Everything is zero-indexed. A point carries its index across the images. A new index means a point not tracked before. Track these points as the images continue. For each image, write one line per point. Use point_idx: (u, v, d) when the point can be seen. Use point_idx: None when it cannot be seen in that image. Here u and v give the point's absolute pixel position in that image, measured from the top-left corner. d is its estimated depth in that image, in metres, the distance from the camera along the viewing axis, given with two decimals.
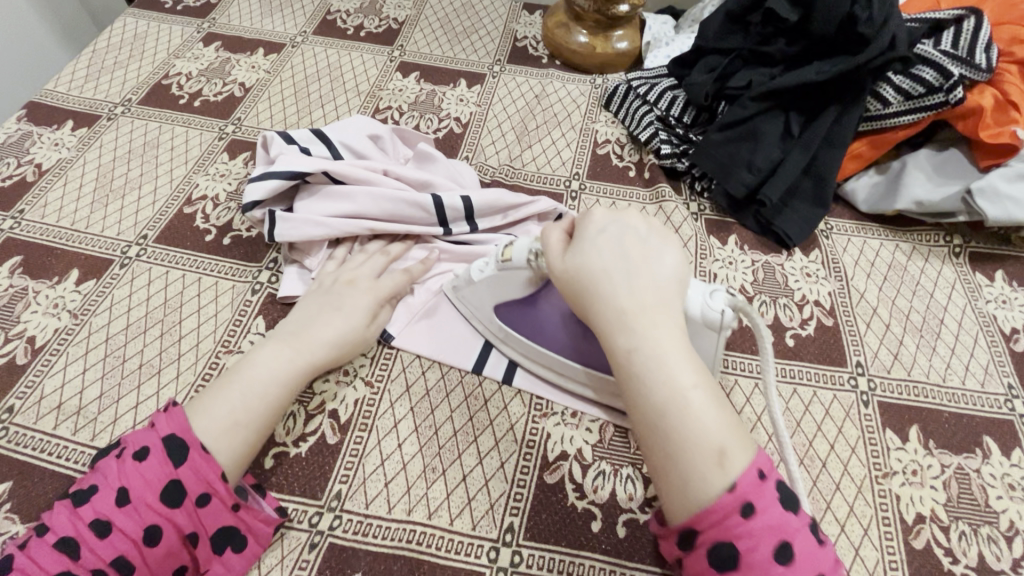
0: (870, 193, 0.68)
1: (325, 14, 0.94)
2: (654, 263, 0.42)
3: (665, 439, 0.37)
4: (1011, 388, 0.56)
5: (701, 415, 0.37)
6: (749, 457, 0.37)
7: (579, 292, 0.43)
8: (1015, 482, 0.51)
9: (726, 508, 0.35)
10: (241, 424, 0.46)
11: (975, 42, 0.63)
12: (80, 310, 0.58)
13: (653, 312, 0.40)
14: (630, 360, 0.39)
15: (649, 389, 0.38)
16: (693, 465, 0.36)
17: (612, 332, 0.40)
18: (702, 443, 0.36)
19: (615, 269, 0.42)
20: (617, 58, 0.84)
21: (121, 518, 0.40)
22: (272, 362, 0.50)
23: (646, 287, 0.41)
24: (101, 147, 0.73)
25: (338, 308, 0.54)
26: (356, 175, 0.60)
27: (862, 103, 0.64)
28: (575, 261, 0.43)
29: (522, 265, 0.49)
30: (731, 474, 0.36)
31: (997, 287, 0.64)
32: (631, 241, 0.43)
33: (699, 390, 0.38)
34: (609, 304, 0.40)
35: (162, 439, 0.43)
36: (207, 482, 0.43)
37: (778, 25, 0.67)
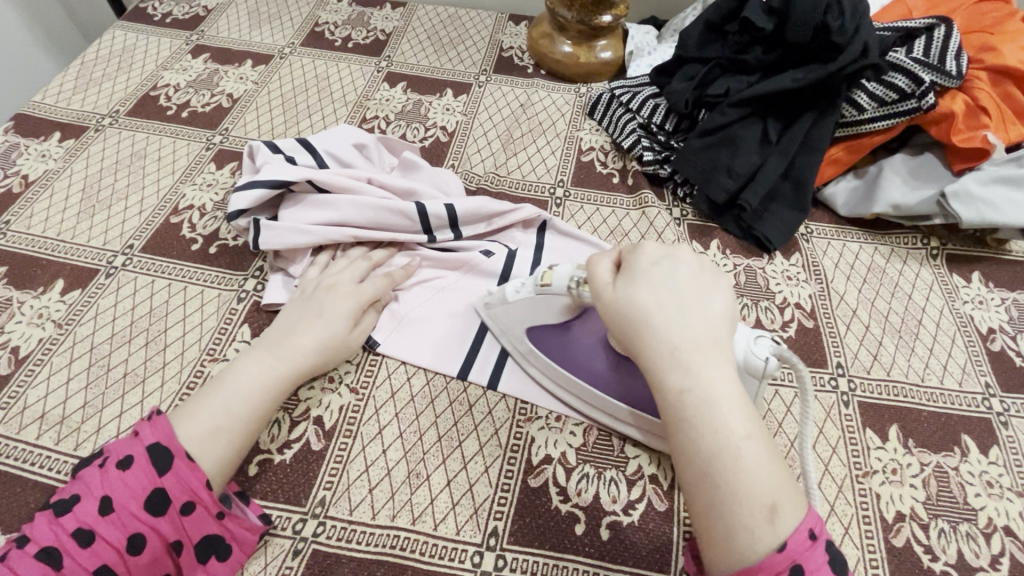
0: (849, 197, 0.69)
1: (313, 26, 0.95)
2: (706, 302, 0.41)
3: (715, 487, 0.35)
4: (988, 386, 0.57)
5: (753, 468, 0.35)
6: (801, 515, 0.34)
7: (627, 325, 0.41)
8: (993, 480, 0.51)
9: (776, 567, 0.33)
10: (226, 431, 0.46)
11: (946, 49, 0.65)
12: (65, 320, 0.58)
13: (707, 354, 0.38)
14: (681, 401, 0.37)
15: (701, 434, 0.36)
16: (743, 519, 0.34)
17: (662, 370, 0.38)
18: (754, 497, 0.34)
19: (668, 304, 0.40)
20: (601, 67, 0.86)
21: (104, 528, 0.40)
22: (256, 371, 0.50)
23: (699, 326, 0.39)
24: (88, 157, 0.73)
25: (317, 316, 0.54)
26: (341, 183, 0.61)
27: (837, 110, 0.66)
28: (627, 294, 0.42)
29: (561, 291, 0.50)
30: (782, 531, 0.34)
31: (974, 288, 0.65)
32: (685, 278, 0.42)
33: (752, 440, 0.36)
34: (661, 340, 0.39)
35: (147, 448, 0.43)
36: (192, 491, 0.43)
37: (754, 34, 0.69)
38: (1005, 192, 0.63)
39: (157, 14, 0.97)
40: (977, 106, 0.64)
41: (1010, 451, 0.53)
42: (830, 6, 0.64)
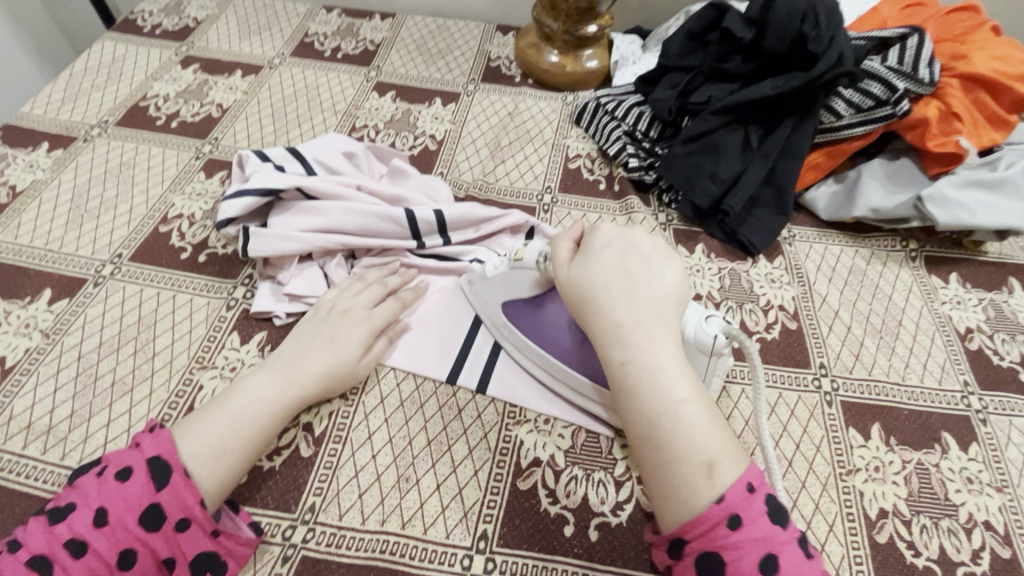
0: (829, 201, 0.71)
1: (303, 37, 0.96)
2: (653, 278, 0.43)
3: (658, 449, 0.38)
4: (967, 384, 0.59)
5: (691, 428, 0.38)
6: (739, 470, 0.37)
7: (580, 305, 0.44)
8: (973, 476, 0.53)
9: (714, 518, 0.35)
10: (228, 449, 0.46)
11: (919, 57, 0.67)
12: (52, 330, 0.58)
13: (649, 325, 0.41)
14: (624, 372, 0.40)
15: (643, 401, 0.39)
16: (681, 474, 0.37)
17: (608, 344, 0.41)
18: (690, 454, 0.37)
19: (615, 283, 0.43)
20: (588, 76, 0.87)
21: (97, 540, 0.39)
22: (265, 391, 0.50)
23: (642, 301, 0.42)
24: (76, 168, 0.73)
25: (331, 340, 0.54)
26: (330, 190, 0.62)
27: (815, 116, 0.67)
28: (578, 275, 0.45)
29: (531, 265, 0.53)
30: (720, 485, 0.36)
31: (952, 289, 0.66)
32: (632, 256, 0.45)
33: (692, 403, 0.38)
34: (606, 315, 0.42)
35: (147, 460, 0.43)
36: (188, 508, 0.43)
37: (734, 43, 0.71)
38: (979, 195, 0.65)
39: (147, 25, 0.97)
40: (950, 112, 0.66)
41: (988, 448, 0.54)
42: (806, 16, 0.66)
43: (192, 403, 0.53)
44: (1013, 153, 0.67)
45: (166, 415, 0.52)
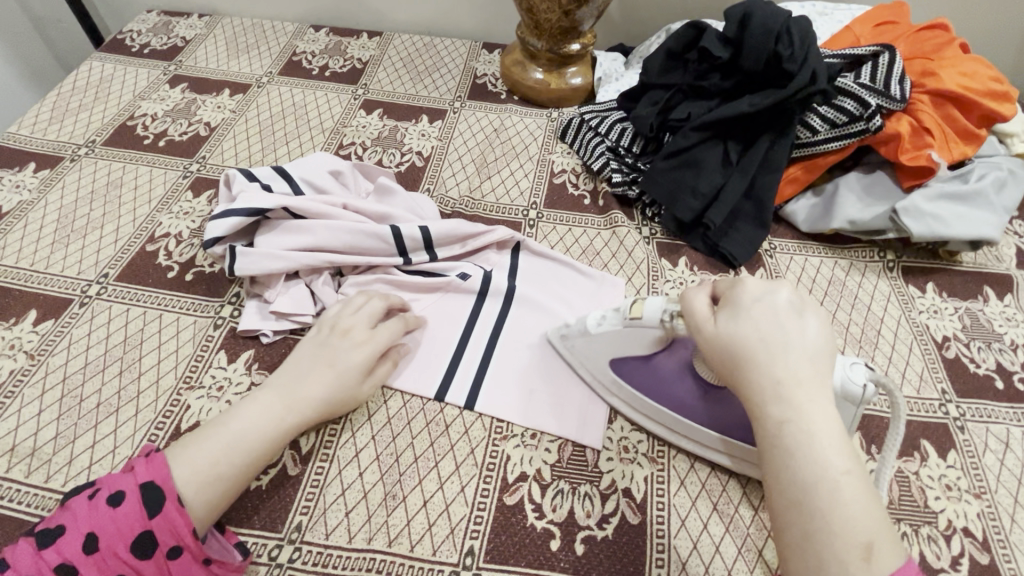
0: (808, 214, 0.73)
1: (291, 55, 0.97)
2: (808, 338, 0.42)
3: (808, 516, 0.36)
4: (944, 392, 0.60)
5: (850, 505, 0.36)
6: (898, 558, 0.35)
7: (730, 356, 0.43)
8: (952, 483, 0.54)
9: None
10: (224, 477, 0.46)
11: (891, 73, 0.69)
12: (37, 351, 0.58)
13: (810, 392, 0.40)
14: (781, 432, 0.39)
15: (802, 467, 0.37)
16: (836, 551, 0.35)
17: (765, 403, 0.40)
18: (848, 532, 0.35)
19: (773, 339, 0.42)
20: (571, 93, 0.89)
21: (85, 567, 0.40)
22: (264, 418, 0.49)
23: (801, 362, 0.41)
24: (63, 188, 0.73)
25: (330, 365, 0.53)
26: (316, 209, 0.63)
27: (792, 132, 0.69)
28: (729, 329, 0.44)
29: (653, 325, 0.51)
30: (878, 570, 0.34)
31: (928, 298, 0.68)
32: (785, 314, 0.43)
33: (852, 477, 0.37)
34: (764, 375, 0.41)
35: (139, 486, 0.43)
36: (178, 538, 0.43)
37: (712, 62, 0.73)
38: (951, 207, 0.67)
39: (135, 45, 0.98)
40: (920, 126, 0.68)
41: (966, 455, 0.56)
42: (781, 35, 0.68)
43: (179, 423, 0.53)
44: (983, 166, 0.70)
45: (152, 435, 0.52)
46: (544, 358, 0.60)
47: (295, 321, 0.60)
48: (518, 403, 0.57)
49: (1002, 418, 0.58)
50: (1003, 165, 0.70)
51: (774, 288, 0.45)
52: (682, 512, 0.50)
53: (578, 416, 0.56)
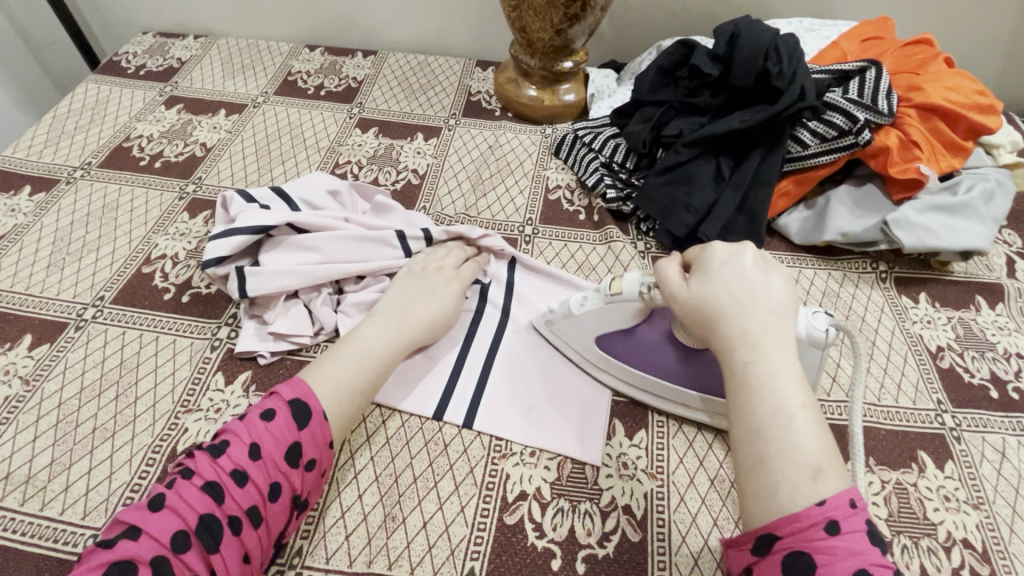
0: (801, 226, 0.74)
1: (287, 75, 0.98)
2: (773, 293, 0.45)
3: (761, 444, 0.39)
4: (940, 403, 0.60)
5: (804, 434, 0.38)
6: (845, 484, 0.37)
7: (701, 314, 0.46)
8: (950, 494, 0.54)
9: (812, 518, 0.36)
10: (359, 386, 0.52)
11: (877, 89, 0.70)
12: (32, 376, 0.58)
13: (772, 338, 0.43)
14: (745, 371, 0.42)
15: (760, 397, 0.40)
16: (787, 476, 0.37)
17: (732, 347, 0.43)
18: (801, 458, 0.38)
19: (741, 296, 0.44)
20: (565, 109, 0.90)
21: (254, 471, 0.44)
22: (382, 336, 0.56)
23: (766, 314, 0.44)
24: (58, 211, 0.73)
25: (431, 292, 0.60)
26: (320, 224, 0.64)
27: (782, 147, 0.70)
28: (701, 288, 0.46)
29: (633, 297, 0.53)
30: (823, 491, 0.37)
31: (922, 308, 0.69)
32: (753, 274, 0.46)
33: (807, 410, 0.40)
34: (730, 325, 0.44)
35: (288, 403, 0.48)
36: (320, 450, 0.48)
37: (702, 79, 0.74)
38: (941, 218, 0.68)
39: (130, 67, 0.99)
40: (909, 139, 0.70)
41: (963, 465, 0.56)
42: (769, 52, 0.69)
43: (175, 448, 0.53)
44: (971, 177, 0.71)
45: (148, 461, 0.52)
46: (541, 376, 0.60)
47: (293, 342, 0.60)
48: (516, 420, 0.57)
49: (997, 427, 0.58)
50: (991, 176, 0.71)
51: (743, 251, 0.47)
52: (683, 528, 0.50)
53: (576, 432, 0.56)
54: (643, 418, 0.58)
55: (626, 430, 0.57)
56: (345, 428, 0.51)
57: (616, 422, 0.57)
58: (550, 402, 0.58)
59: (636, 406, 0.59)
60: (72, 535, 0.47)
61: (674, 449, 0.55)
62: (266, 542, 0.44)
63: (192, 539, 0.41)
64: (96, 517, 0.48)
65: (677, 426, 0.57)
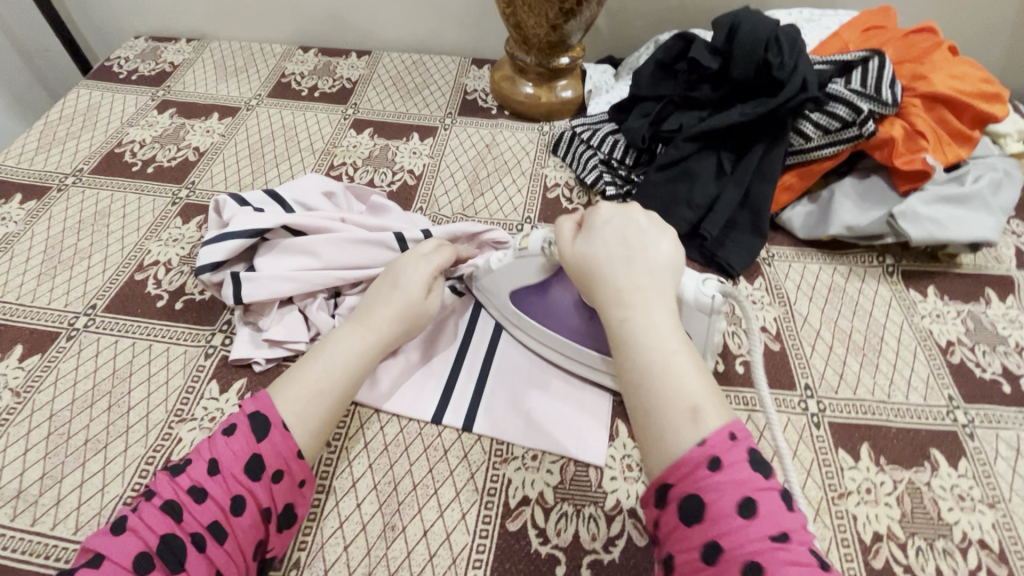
0: (805, 220, 0.72)
1: (280, 77, 0.97)
2: (649, 250, 0.47)
3: (645, 395, 0.41)
4: (952, 399, 0.59)
5: (680, 379, 0.41)
6: (723, 420, 0.39)
7: (584, 277, 0.48)
8: (964, 493, 0.52)
9: (695, 460, 0.38)
10: (325, 392, 0.50)
11: (881, 78, 0.68)
12: (23, 388, 0.56)
13: (648, 293, 0.45)
14: (623, 328, 0.44)
15: (638, 352, 0.42)
16: (668, 421, 0.40)
17: (610, 307, 0.45)
18: (678, 402, 0.40)
19: (616, 255, 0.47)
20: (562, 106, 0.88)
21: (213, 487, 0.43)
22: (349, 342, 0.54)
23: (640, 269, 0.46)
24: (49, 219, 0.72)
25: (395, 286, 0.57)
26: (316, 226, 0.63)
27: (785, 139, 0.69)
28: (583, 251, 0.48)
29: (536, 253, 0.55)
30: (702, 430, 0.39)
31: (931, 302, 0.67)
32: (630, 234, 0.48)
33: (681, 356, 0.42)
34: (608, 286, 0.46)
35: (247, 416, 0.47)
36: (284, 460, 0.46)
37: (702, 72, 0.73)
38: (948, 210, 0.66)
39: (122, 72, 0.98)
40: (914, 130, 0.68)
41: (978, 463, 0.54)
42: (770, 43, 0.68)
43: (169, 459, 0.52)
44: (978, 168, 0.69)
45: (142, 473, 0.51)
46: (542, 376, 0.59)
47: (288, 349, 0.59)
48: (515, 421, 0.55)
49: (1012, 423, 0.57)
50: (998, 166, 0.69)
51: (626, 213, 0.50)
52: None
53: (580, 434, 0.54)
54: None
55: (630, 431, 0.55)
56: (316, 438, 0.49)
57: (620, 423, 0.56)
58: (553, 402, 0.56)
59: None
60: (64, 551, 0.46)
61: None
62: (240, 559, 0.43)
63: (154, 560, 0.40)
64: (88, 532, 0.47)
65: None
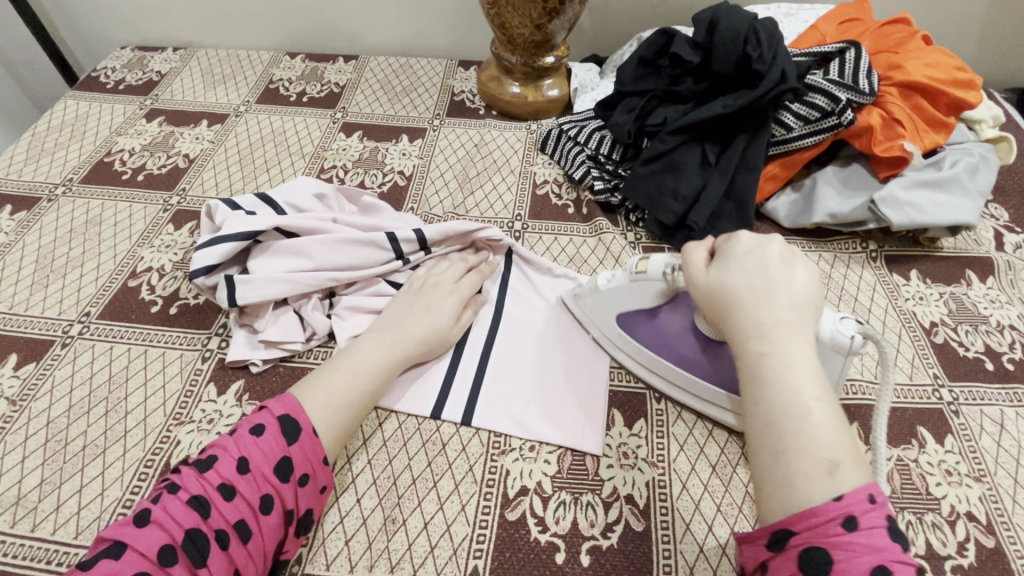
0: (790, 210, 0.74)
1: (268, 83, 0.97)
2: (793, 283, 0.44)
3: (778, 437, 0.38)
4: (937, 377, 0.60)
5: (819, 427, 0.38)
6: (863, 478, 0.36)
7: (718, 303, 0.45)
8: (952, 468, 0.53)
9: (827, 514, 0.35)
10: (349, 402, 0.51)
11: (858, 69, 0.70)
12: (19, 397, 0.56)
13: (791, 333, 0.42)
14: (760, 362, 0.41)
15: (774, 390, 0.39)
16: (802, 468, 0.37)
17: (746, 338, 0.42)
18: (818, 451, 0.37)
19: (760, 285, 0.44)
20: (549, 105, 0.89)
21: (243, 485, 0.44)
22: (375, 352, 0.55)
23: (783, 305, 0.43)
24: (40, 229, 0.72)
25: (427, 309, 0.59)
26: (309, 227, 0.63)
27: (767, 130, 0.70)
28: (719, 278, 0.46)
29: (656, 278, 0.54)
30: (841, 485, 0.36)
31: (913, 285, 0.69)
32: (777, 265, 0.45)
33: (823, 405, 0.39)
34: (746, 316, 0.43)
35: (278, 418, 0.48)
36: (312, 464, 0.47)
37: (684, 66, 0.75)
38: (929, 195, 0.68)
39: (110, 81, 0.98)
40: (891, 117, 0.70)
41: (963, 439, 0.56)
42: (749, 37, 0.70)
43: (168, 462, 0.52)
44: (955, 153, 0.71)
45: (141, 476, 0.51)
46: (541, 370, 0.59)
47: (285, 349, 0.59)
48: (515, 413, 0.56)
49: (994, 399, 0.58)
50: (976, 151, 0.71)
51: (768, 243, 0.46)
52: (686, 515, 0.49)
53: (578, 424, 0.55)
54: (642, 406, 0.57)
55: (626, 419, 0.56)
56: (338, 446, 0.50)
57: (616, 412, 0.57)
58: (555, 397, 0.57)
59: (634, 394, 0.58)
60: (64, 556, 0.46)
61: (674, 436, 0.55)
62: (259, 559, 0.43)
63: (178, 554, 0.40)
64: (89, 536, 0.47)
65: (677, 412, 0.57)
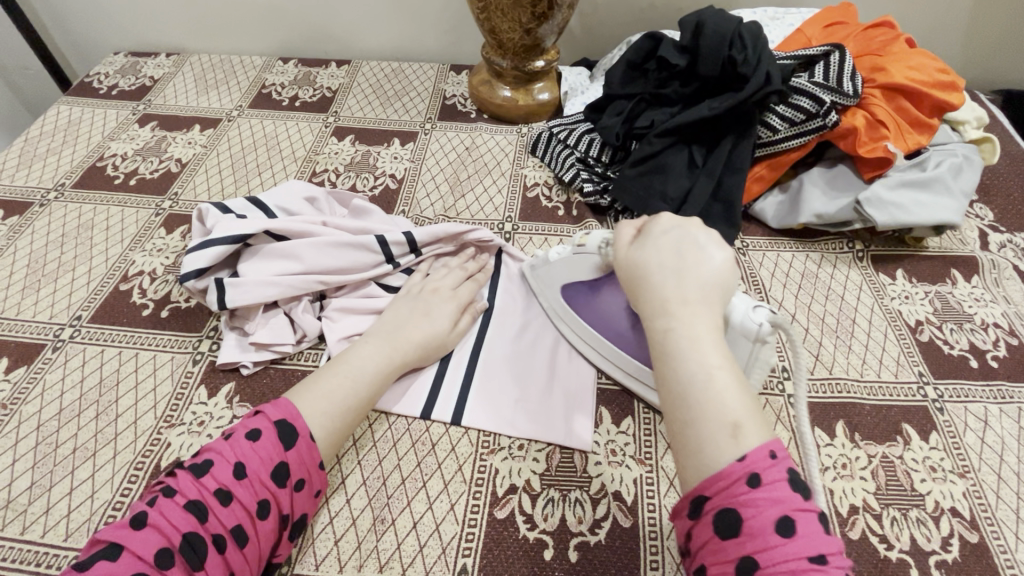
0: (777, 211, 0.75)
1: (260, 88, 0.98)
2: (700, 259, 0.44)
3: (685, 407, 0.38)
4: (922, 374, 0.61)
5: (724, 393, 0.38)
6: (765, 437, 0.37)
7: (633, 285, 0.46)
8: (936, 464, 0.54)
9: (733, 475, 0.35)
10: (347, 406, 0.51)
11: (842, 72, 0.71)
12: (9, 401, 0.57)
13: (696, 307, 0.42)
14: (666, 339, 0.41)
15: (680, 363, 0.39)
16: (708, 433, 0.37)
17: (654, 315, 0.43)
18: (720, 414, 0.37)
19: (668, 264, 0.44)
20: (539, 108, 0.90)
21: (240, 490, 0.44)
22: (373, 356, 0.55)
23: (687, 282, 0.43)
24: (32, 234, 0.73)
25: (426, 316, 0.60)
26: (299, 230, 0.64)
27: (753, 132, 0.71)
28: (633, 260, 0.47)
29: (593, 251, 0.56)
30: (744, 446, 0.36)
31: (899, 284, 0.69)
32: (685, 244, 0.45)
33: (726, 371, 0.39)
34: (655, 294, 0.43)
35: (274, 423, 0.47)
36: (308, 470, 0.47)
37: (670, 70, 0.75)
38: (912, 195, 0.69)
39: (102, 87, 0.98)
40: (875, 119, 0.71)
41: (948, 436, 0.56)
42: (734, 41, 0.71)
43: (158, 464, 0.52)
44: (938, 154, 0.72)
45: (131, 478, 0.51)
46: (530, 369, 0.60)
47: (275, 351, 0.60)
48: (503, 412, 0.57)
49: (979, 396, 0.59)
50: (958, 152, 0.72)
51: (682, 225, 0.47)
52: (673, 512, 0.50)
53: (566, 424, 0.55)
54: (630, 405, 0.58)
55: (614, 417, 0.57)
56: (332, 450, 0.50)
57: (603, 409, 0.57)
58: (549, 397, 0.57)
59: (622, 393, 0.59)
60: (54, 558, 0.47)
61: (662, 434, 0.55)
62: (254, 562, 0.43)
63: (176, 558, 0.40)
64: (79, 538, 0.48)
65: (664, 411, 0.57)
